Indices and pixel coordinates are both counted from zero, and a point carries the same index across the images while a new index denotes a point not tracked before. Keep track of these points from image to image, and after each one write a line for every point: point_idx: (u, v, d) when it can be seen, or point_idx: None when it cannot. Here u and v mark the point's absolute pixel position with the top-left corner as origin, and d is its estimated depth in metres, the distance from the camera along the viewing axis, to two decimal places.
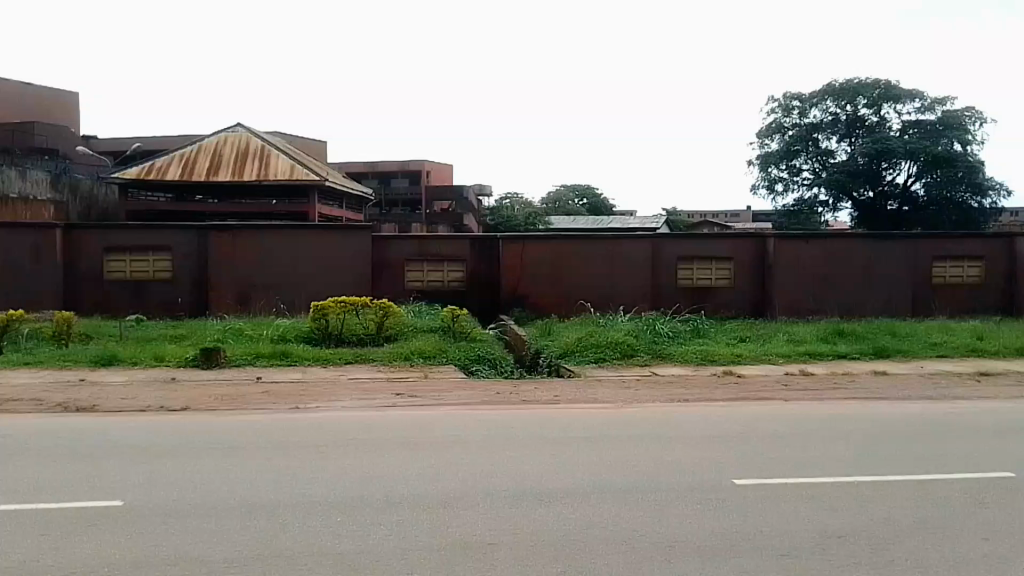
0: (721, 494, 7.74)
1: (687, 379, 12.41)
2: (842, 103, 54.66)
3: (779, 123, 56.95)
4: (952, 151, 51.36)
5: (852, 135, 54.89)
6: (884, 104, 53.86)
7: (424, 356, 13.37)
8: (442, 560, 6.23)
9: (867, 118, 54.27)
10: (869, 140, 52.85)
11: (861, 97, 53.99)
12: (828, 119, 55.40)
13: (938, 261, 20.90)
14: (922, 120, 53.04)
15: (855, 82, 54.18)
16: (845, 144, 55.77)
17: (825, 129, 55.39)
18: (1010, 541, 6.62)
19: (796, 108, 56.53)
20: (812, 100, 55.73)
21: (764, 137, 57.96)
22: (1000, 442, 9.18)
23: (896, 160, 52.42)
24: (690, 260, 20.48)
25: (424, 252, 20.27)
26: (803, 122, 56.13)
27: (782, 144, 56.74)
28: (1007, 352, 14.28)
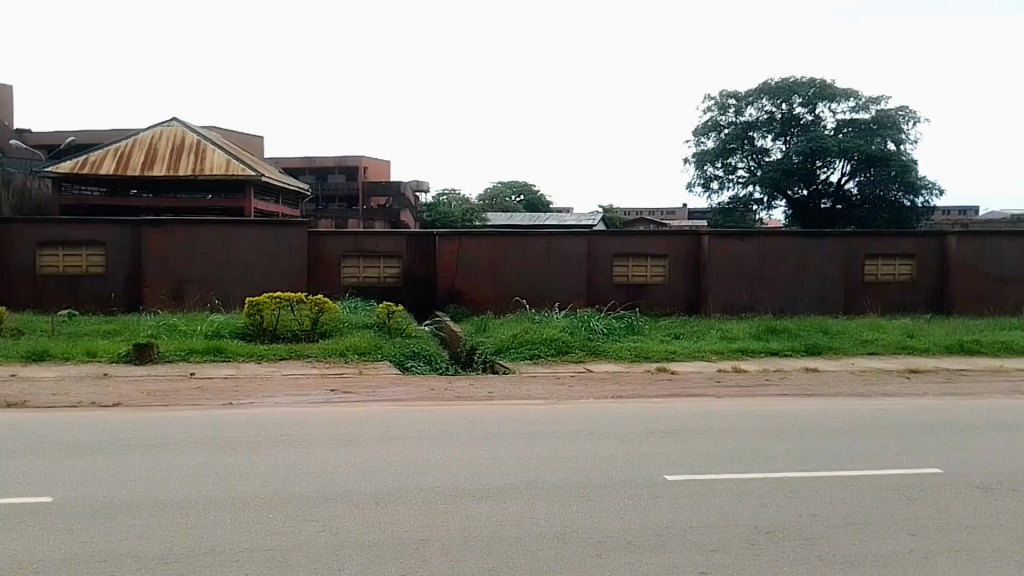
0: (653, 490, 7.78)
1: (621, 375, 12.51)
2: (777, 102, 54.89)
3: (715, 122, 57.15)
4: (886, 150, 52.13)
5: (786, 134, 55.27)
6: (819, 103, 54.33)
7: (358, 353, 13.38)
8: (371, 557, 6.18)
9: (801, 118, 54.54)
10: (803, 139, 53.20)
11: (796, 96, 54.44)
12: (763, 118, 55.52)
13: (869, 260, 21.16)
14: (856, 119, 53.65)
15: (790, 82, 54.48)
16: (780, 143, 56.11)
17: (760, 127, 55.62)
18: (939, 535, 6.69)
19: (731, 107, 56.66)
20: (748, 98, 55.90)
21: (701, 136, 58.12)
22: (929, 439, 9.32)
23: (829, 159, 53.01)
24: (625, 257, 20.62)
25: (361, 249, 20.29)
26: (737, 121, 56.23)
27: (717, 143, 56.82)
28: (935, 350, 14.45)
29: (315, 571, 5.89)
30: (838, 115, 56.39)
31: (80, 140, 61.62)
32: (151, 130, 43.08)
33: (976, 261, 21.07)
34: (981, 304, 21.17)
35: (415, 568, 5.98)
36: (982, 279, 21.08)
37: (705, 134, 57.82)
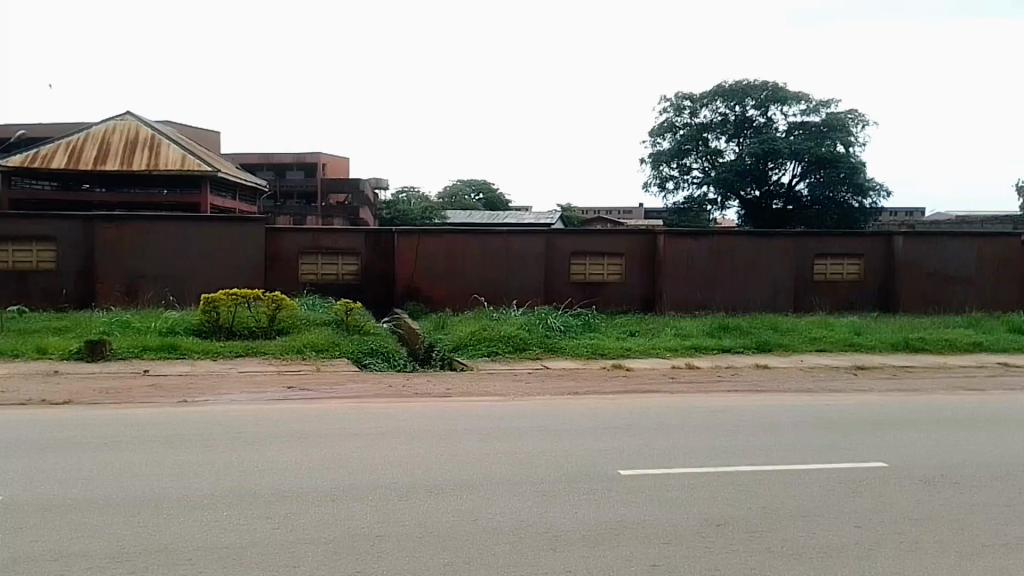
0: (608, 484, 7.90)
1: (577, 372, 12.64)
2: (731, 104, 55.63)
3: (670, 123, 57.63)
4: (836, 152, 53.14)
5: (740, 136, 56.06)
6: (771, 105, 55.26)
7: (316, 350, 13.32)
8: (328, 553, 6.20)
9: (754, 119, 55.49)
10: (755, 140, 53.98)
11: (749, 98, 55.20)
12: (717, 119, 56.25)
13: (819, 259, 21.62)
14: (807, 122, 54.60)
15: (743, 84, 55.22)
16: (733, 144, 56.89)
17: (714, 129, 56.27)
18: (882, 527, 6.91)
19: (686, 108, 57.27)
20: (702, 100, 56.51)
21: (656, 137, 58.60)
22: (874, 435, 9.59)
23: (781, 160, 53.82)
24: (582, 256, 20.80)
25: (318, 246, 20.16)
26: (692, 122, 56.81)
27: (673, 143, 57.32)
28: (881, 346, 14.85)
29: (272, 569, 5.88)
30: (789, 117, 57.33)
31: (27, 133, 60.43)
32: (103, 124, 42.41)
33: (921, 261, 21.63)
34: (927, 304, 21.73)
35: (372, 565, 6.00)
36: (927, 278, 21.65)
37: (661, 135, 58.32)
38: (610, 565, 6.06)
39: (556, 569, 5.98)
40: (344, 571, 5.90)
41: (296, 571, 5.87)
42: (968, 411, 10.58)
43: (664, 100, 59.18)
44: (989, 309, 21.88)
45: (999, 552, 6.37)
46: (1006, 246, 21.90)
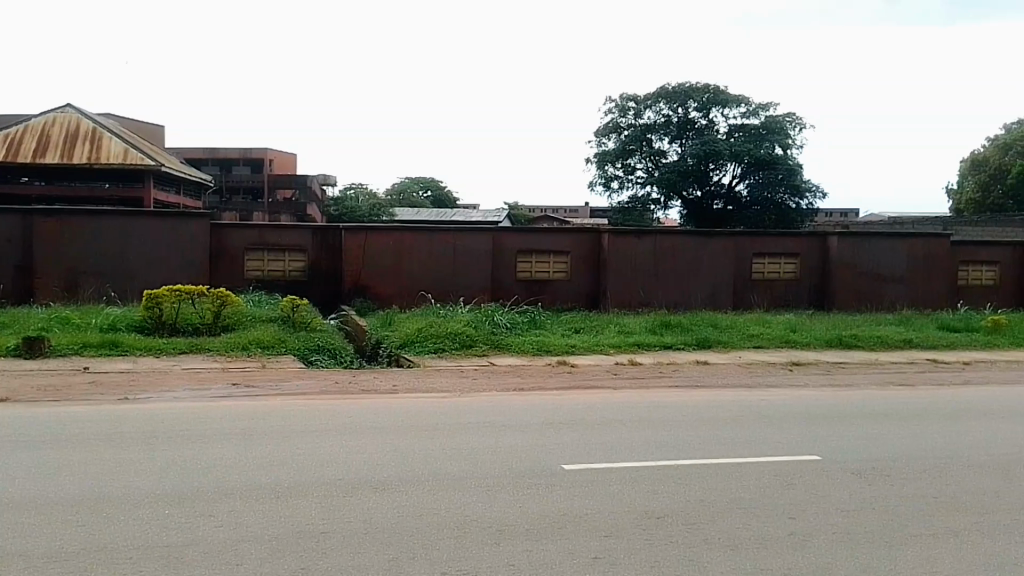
0: (551, 479, 8.05)
1: (522, 368, 12.77)
2: (674, 105, 56.33)
3: (615, 123, 58.15)
4: (774, 154, 54.27)
5: (682, 137, 56.83)
6: (712, 108, 56.17)
7: (262, 346, 13.21)
8: (272, 551, 6.21)
9: (696, 121, 56.35)
10: (697, 141, 54.78)
11: (691, 100, 55.99)
12: (660, 120, 56.90)
13: (758, 258, 22.13)
14: (747, 124, 55.62)
15: (686, 86, 56.00)
16: (676, 145, 57.60)
17: (657, 130, 56.87)
18: (814, 519, 7.16)
19: (631, 109, 57.83)
20: (646, 101, 57.13)
21: (601, 137, 59.09)
22: (807, 429, 9.91)
23: (722, 161, 54.68)
24: (528, 253, 20.96)
25: (264, 242, 19.95)
26: (636, 123, 57.39)
27: (617, 144, 57.84)
28: (816, 343, 15.30)
29: (215, 567, 5.88)
30: (730, 120, 58.33)
31: None
32: (41, 116, 41.41)
33: (854, 260, 22.28)
34: (860, 302, 22.36)
35: (317, 562, 6.03)
36: (859, 277, 22.30)
37: (606, 135, 58.77)
38: (552, 559, 6.19)
39: (500, 563, 6.09)
40: (288, 568, 5.92)
41: (240, 569, 5.87)
42: (898, 406, 10.98)
43: (609, 100, 59.65)
44: (918, 306, 22.62)
45: (925, 542, 6.66)
46: (934, 246, 22.66)
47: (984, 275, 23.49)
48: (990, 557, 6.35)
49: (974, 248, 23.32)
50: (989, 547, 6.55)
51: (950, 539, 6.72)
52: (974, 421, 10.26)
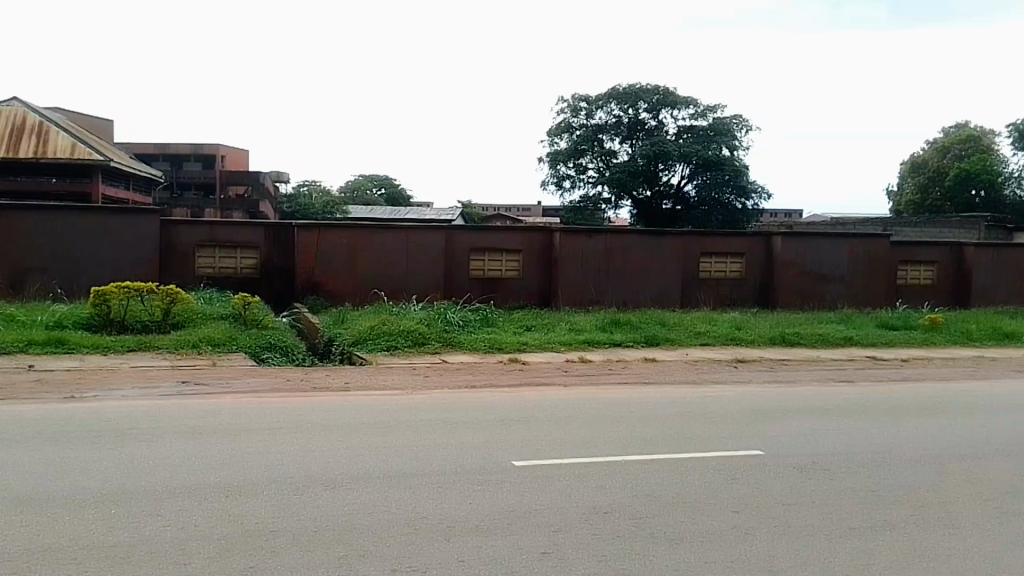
0: (500, 475, 8.16)
1: (474, 365, 12.86)
2: (625, 106, 56.81)
3: (567, 123, 58.46)
4: (721, 155, 55.12)
5: (632, 138, 57.37)
6: (662, 109, 56.79)
7: (212, 344, 13.07)
8: (221, 550, 6.19)
9: (646, 122, 56.98)
10: (647, 142, 55.37)
11: (642, 101, 56.53)
12: (611, 121, 57.34)
13: (704, 257, 22.53)
14: (695, 125, 56.35)
15: (636, 88, 56.56)
16: (626, 146, 58.08)
17: (608, 130, 57.33)
18: (756, 512, 7.37)
19: (583, 109, 58.19)
20: (598, 102, 57.55)
21: (554, 137, 59.40)
22: (750, 424, 10.17)
23: (671, 163, 55.33)
24: (481, 252, 21.05)
25: (215, 239, 19.69)
26: (588, 123, 57.81)
27: (569, 144, 58.15)
28: (759, 340, 15.66)
29: (162, 567, 5.84)
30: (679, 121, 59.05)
31: None
32: None
33: (798, 259, 22.79)
34: (802, 301, 22.86)
35: (266, 561, 6.03)
36: (801, 276, 22.82)
37: (558, 135, 59.07)
38: (502, 555, 6.28)
39: (450, 559, 6.17)
40: (236, 567, 5.91)
41: (188, 569, 5.85)
42: (838, 402, 11.33)
43: (561, 101, 59.96)
44: (858, 305, 23.20)
45: (863, 534, 6.90)
46: (875, 247, 23.31)
47: (923, 275, 24.22)
48: (924, 548, 6.61)
49: (912, 248, 24.04)
50: (921, 538, 6.81)
51: (886, 531, 6.98)
52: (909, 416, 10.64)
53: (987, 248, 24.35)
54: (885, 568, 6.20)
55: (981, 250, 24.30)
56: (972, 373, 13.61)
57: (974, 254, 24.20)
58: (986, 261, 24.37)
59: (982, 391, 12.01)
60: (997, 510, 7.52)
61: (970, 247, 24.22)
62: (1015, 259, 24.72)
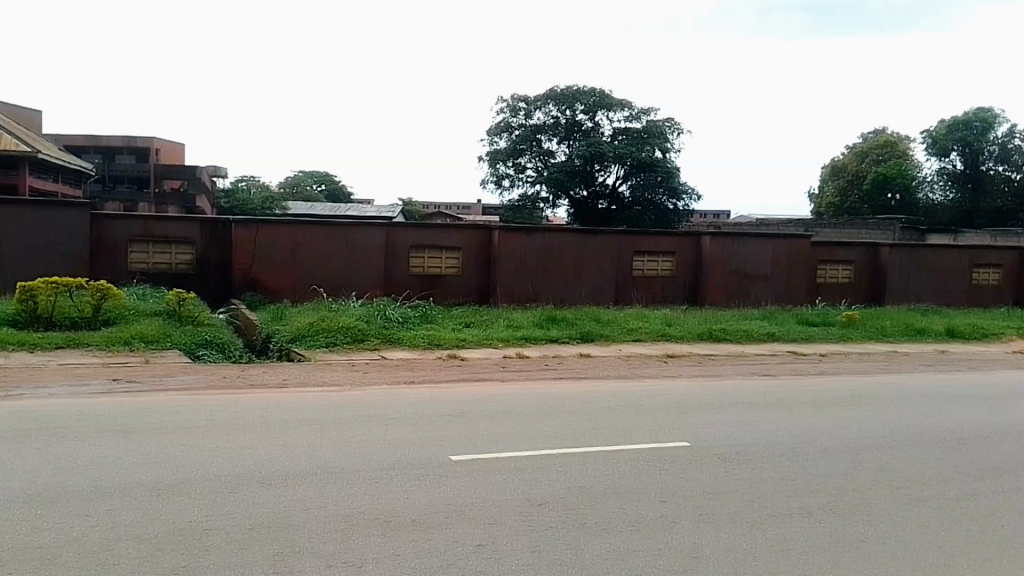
0: (438, 470, 8.27)
1: (413, 361, 12.91)
2: (563, 107, 57.29)
3: (506, 123, 58.56)
4: (655, 157, 56.24)
5: (570, 138, 57.79)
6: (599, 111, 57.41)
7: (145, 341, 12.75)
8: (152, 549, 6.13)
9: (583, 124, 57.55)
10: (583, 143, 55.96)
11: (579, 103, 57.16)
12: (549, 122, 57.75)
13: (638, 256, 23.00)
14: (630, 128, 57.20)
15: (573, 90, 57.17)
16: (563, 146, 58.50)
17: (547, 131, 57.71)
18: (682, 501, 7.66)
19: (521, 109, 58.39)
20: (536, 102, 57.84)
21: (493, 136, 59.47)
22: (678, 416, 10.53)
23: (606, 163, 56.09)
24: (421, 249, 21.01)
25: (148, 233, 19.16)
26: (527, 124, 58.09)
27: (508, 144, 58.35)
28: (691, 335, 16.16)
29: (91, 569, 5.75)
30: (615, 123, 59.85)
31: None
32: None
33: (725, 259, 23.49)
34: (728, 299, 23.58)
35: (199, 560, 5.99)
36: (729, 275, 23.54)
37: (497, 135, 59.20)
38: (438, 548, 6.39)
39: (387, 554, 6.24)
40: (167, 567, 5.86)
41: (117, 569, 5.77)
42: (762, 395, 11.80)
43: (501, 100, 60.13)
44: (782, 303, 24.04)
45: (782, 521, 7.26)
46: (797, 247, 24.19)
47: (841, 274, 25.28)
48: (836, 534, 7.00)
49: (831, 248, 25.07)
50: (832, 525, 7.21)
51: (801, 518, 7.35)
52: (827, 408, 11.17)
53: (902, 249, 25.58)
54: (800, 553, 6.55)
55: (895, 250, 25.51)
56: (885, 367, 14.33)
57: (889, 254, 25.39)
58: (901, 261, 25.60)
59: (891, 385, 12.67)
60: (904, 496, 8.01)
61: (885, 248, 25.40)
62: (927, 259, 26.02)
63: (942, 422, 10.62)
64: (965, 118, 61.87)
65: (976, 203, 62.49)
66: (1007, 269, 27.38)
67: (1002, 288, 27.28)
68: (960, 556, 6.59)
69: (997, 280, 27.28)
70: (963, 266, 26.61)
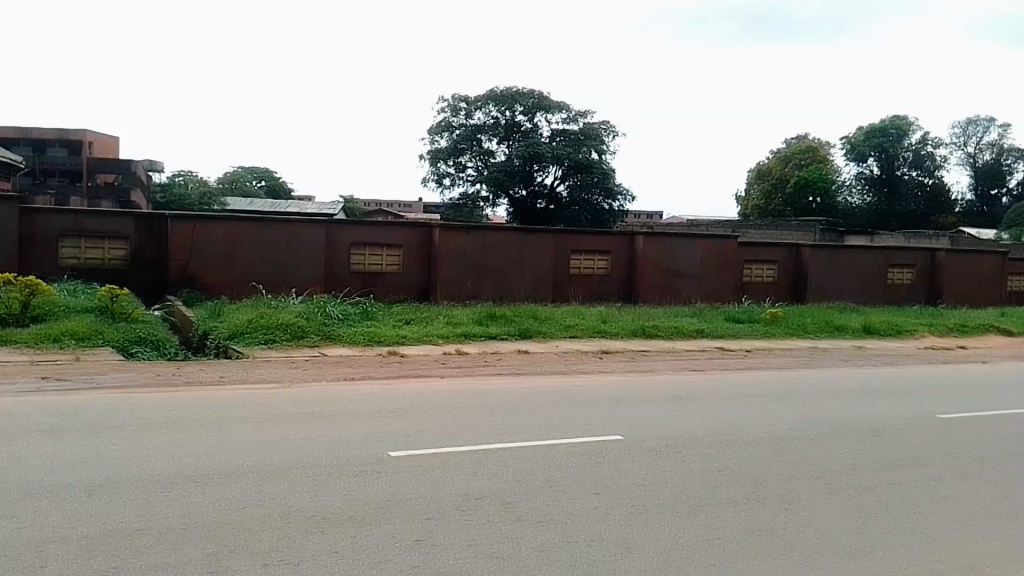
0: (378, 465, 8.34)
1: (353, 358, 12.89)
2: (503, 108, 57.48)
3: (447, 123, 58.53)
4: (591, 159, 57.04)
5: (510, 139, 57.93)
6: (537, 113, 57.78)
7: (77, 339, 12.40)
8: (82, 552, 6.03)
9: (522, 125, 57.83)
10: (523, 143, 56.28)
11: (518, 105, 57.46)
12: (490, 122, 57.84)
13: (576, 254, 23.28)
14: (567, 130, 57.78)
15: (513, 91, 57.42)
16: (503, 146, 58.63)
17: (486, 131, 57.77)
18: (615, 494, 7.90)
19: (462, 109, 58.34)
20: (476, 103, 57.87)
21: (434, 135, 59.30)
22: (614, 410, 10.82)
23: (545, 164, 56.52)
24: (361, 246, 20.85)
25: (80, 228, 18.61)
26: (467, 124, 58.09)
27: (449, 143, 58.29)
28: (626, 332, 16.53)
29: (18, 572, 5.64)
30: (554, 125, 60.35)
31: None
32: None
33: (657, 258, 24.01)
34: (660, 296, 24.10)
35: (130, 561, 5.92)
36: (661, 273, 24.08)
37: (438, 134, 59.14)
38: (374, 545, 6.45)
39: (324, 551, 6.26)
40: (98, 567, 5.79)
41: (46, 571, 5.67)
42: (692, 389, 12.20)
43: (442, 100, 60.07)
44: (711, 301, 24.71)
45: (708, 511, 7.56)
46: (725, 247, 24.90)
47: (765, 273, 26.07)
48: (757, 522, 7.31)
49: (756, 249, 25.87)
50: (754, 514, 7.53)
51: (726, 507, 7.68)
52: (752, 402, 11.59)
53: (822, 249, 26.60)
54: (724, 541, 6.84)
55: (816, 250, 26.51)
56: (806, 362, 14.92)
57: (810, 255, 26.34)
58: (820, 261, 26.63)
59: (811, 379, 13.23)
60: (823, 486, 8.42)
61: (807, 248, 26.34)
62: (846, 259, 27.11)
63: (858, 415, 11.16)
64: (882, 126, 65.60)
65: (891, 205, 66.86)
66: (919, 269, 28.75)
67: (914, 287, 28.62)
68: (871, 542, 6.97)
69: (910, 279, 28.59)
70: (879, 267, 27.81)
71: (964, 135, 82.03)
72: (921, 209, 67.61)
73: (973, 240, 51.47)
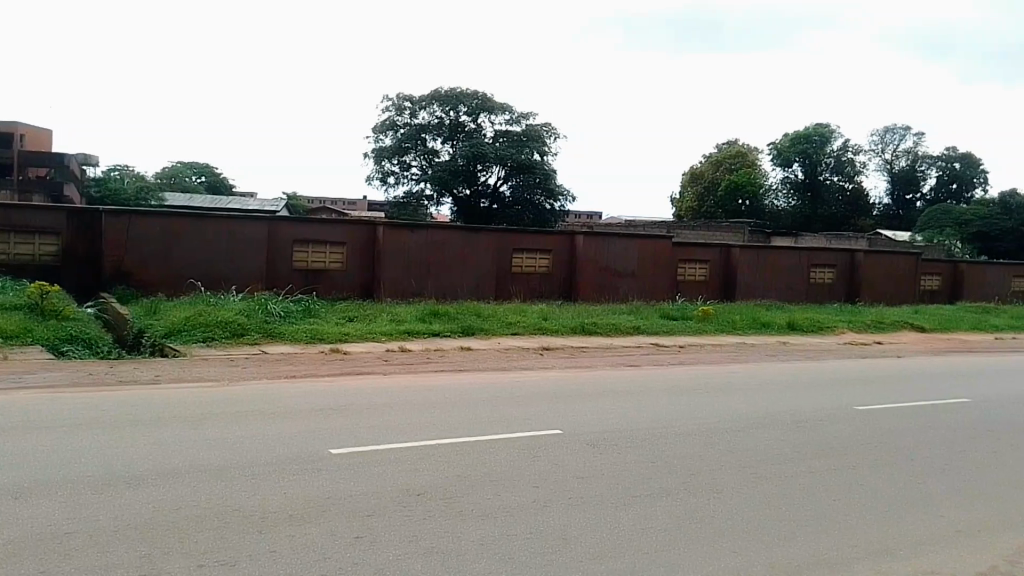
0: (319, 463, 8.31)
1: (293, 356, 12.75)
2: (446, 108, 57.20)
3: (392, 122, 58.03)
4: (533, 159, 57.35)
5: (454, 139, 57.76)
6: (481, 113, 57.65)
7: (6, 337, 11.92)
8: (8, 555, 5.86)
9: (466, 125, 57.68)
10: (467, 143, 56.25)
11: (462, 105, 57.30)
12: (434, 122, 57.56)
13: (518, 253, 23.45)
14: (509, 131, 57.87)
15: (456, 91, 57.29)
16: (449, 146, 58.40)
17: (431, 130, 57.49)
18: (553, 487, 8.06)
19: (406, 109, 57.85)
20: (420, 102, 57.46)
21: (379, 133, 58.73)
22: (554, 406, 11.01)
23: (488, 163, 56.59)
24: (304, 242, 20.52)
25: (8, 223, 17.90)
26: (412, 123, 57.74)
27: (394, 141, 57.92)
28: (567, 329, 16.76)
29: None
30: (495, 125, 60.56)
31: None
32: None
33: (597, 256, 24.34)
34: (600, 295, 24.44)
35: (60, 564, 5.77)
36: (601, 271, 24.44)
37: (383, 133, 58.60)
38: (314, 543, 6.43)
39: (263, 550, 6.22)
40: (26, 572, 5.63)
41: None
42: (628, 384, 12.49)
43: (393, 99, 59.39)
44: (647, 299, 25.19)
45: (641, 502, 7.78)
46: (660, 246, 25.47)
47: (698, 273, 26.73)
48: (686, 512, 7.57)
49: (689, 248, 26.50)
50: (685, 504, 7.79)
51: (658, 498, 7.92)
52: (685, 396, 11.94)
53: (751, 250, 27.48)
54: (655, 531, 7.07)
55: (746, 251, 27.37)
56: (735, 357, 15.40)
57: (740, 255, 27.18)
58: (750, 261, 27.54)
59: (739, 374, 13.67)
60: (750, 476, 8.75)
61: (737, 249, 27.16)
62: (775, 259, 28.07)
63: (783, 407, 11.61)
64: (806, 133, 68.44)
65: (813, 209, 70.29)
66: (841, 268, 29.99)
67: (835, 286, 29.82)
68: (792, 529, 7.29)
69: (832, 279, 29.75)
70: (804, 266, 28.86)
71: (880, 142, 85.99)
72: (840, 211, 70.26)
73: (890, 241, 53.87)
